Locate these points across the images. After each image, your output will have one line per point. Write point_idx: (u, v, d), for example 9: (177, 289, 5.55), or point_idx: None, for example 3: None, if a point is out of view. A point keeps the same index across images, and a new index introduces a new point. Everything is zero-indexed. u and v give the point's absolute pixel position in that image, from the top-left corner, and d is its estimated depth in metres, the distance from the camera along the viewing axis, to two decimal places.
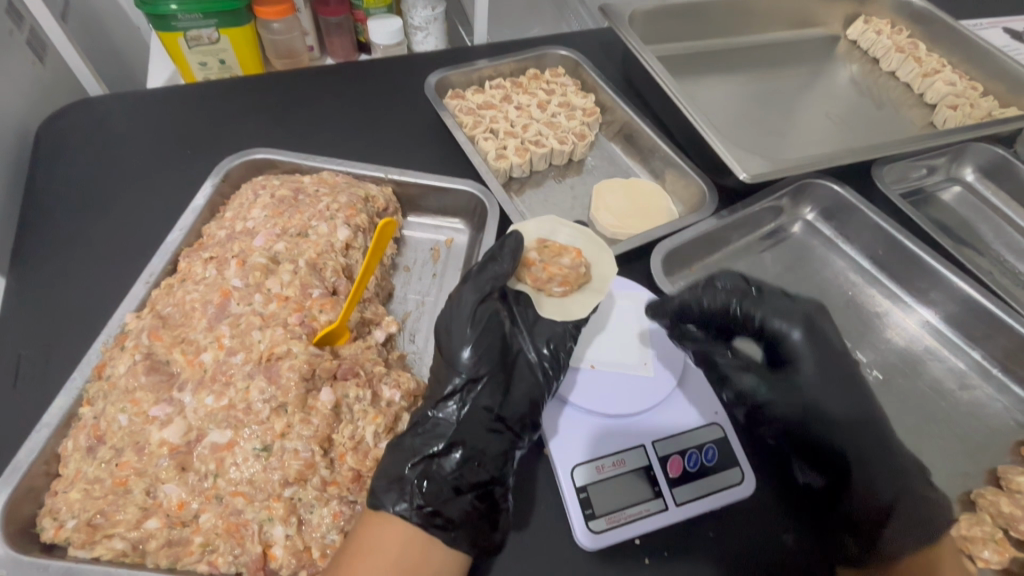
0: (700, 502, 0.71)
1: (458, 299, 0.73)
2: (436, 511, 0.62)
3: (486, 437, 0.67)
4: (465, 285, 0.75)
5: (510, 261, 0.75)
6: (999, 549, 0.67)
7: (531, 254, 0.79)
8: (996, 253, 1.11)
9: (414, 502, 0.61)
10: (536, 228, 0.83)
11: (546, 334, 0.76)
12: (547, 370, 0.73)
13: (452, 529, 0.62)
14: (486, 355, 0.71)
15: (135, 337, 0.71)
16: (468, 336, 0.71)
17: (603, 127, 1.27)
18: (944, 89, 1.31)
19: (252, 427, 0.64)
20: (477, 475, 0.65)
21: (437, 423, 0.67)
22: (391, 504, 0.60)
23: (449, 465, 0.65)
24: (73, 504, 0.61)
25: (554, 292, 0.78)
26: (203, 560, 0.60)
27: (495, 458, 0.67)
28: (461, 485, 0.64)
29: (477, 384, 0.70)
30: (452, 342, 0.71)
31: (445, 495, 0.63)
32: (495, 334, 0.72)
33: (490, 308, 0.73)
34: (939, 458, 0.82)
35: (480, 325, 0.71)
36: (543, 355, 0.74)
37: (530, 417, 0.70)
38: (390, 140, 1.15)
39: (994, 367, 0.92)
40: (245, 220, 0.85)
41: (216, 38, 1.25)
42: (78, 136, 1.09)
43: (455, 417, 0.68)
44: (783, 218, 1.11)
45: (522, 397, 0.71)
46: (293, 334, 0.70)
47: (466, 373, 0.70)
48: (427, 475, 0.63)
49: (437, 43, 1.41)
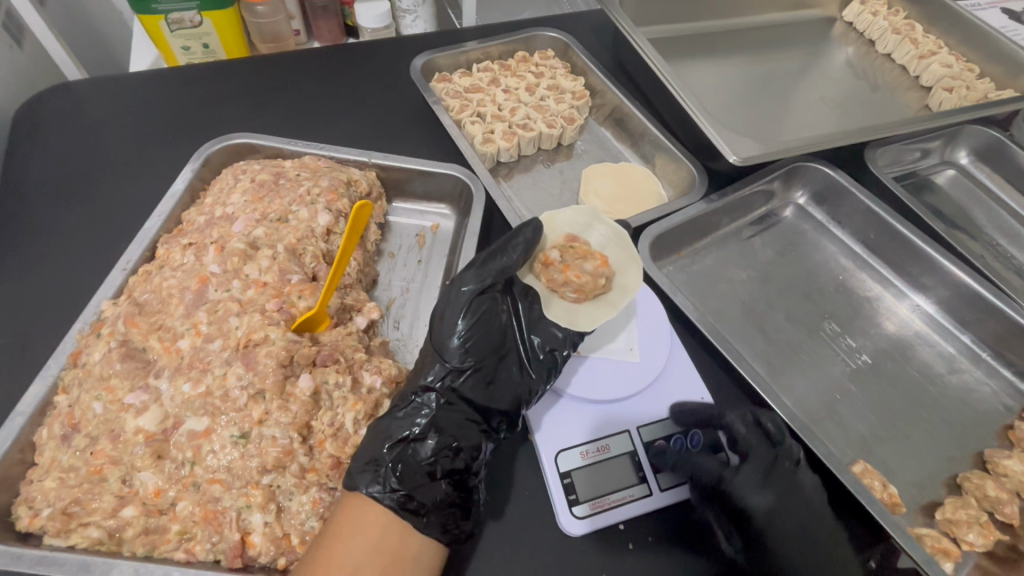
0: (684, 487, 0.71)
1: (457, 284, 0.70)
2: (409, 496, 0.60)
3: (464, 427, 0.66)
4: (468, 271, 0.70)
5: (520, 257, 0.71)
6: (984, 532, 0.70)
7: (553, 254, 0.76)
8: (988, 237, 1.11)
9: (388, 484, 0.59)
10: (566, 224, 0.81)
11: (542, 335, 0.74)
12: (537, 367, 0.72)
13: (425, 515, 0.60)
14: (477, 346, 0.68)
15: (111, 324, 0.70)
16: (459, 325, 0.67)
17: (593, 110, 1.25)
18: (940, 71, 1.29)
19: (229, 414, 0.63)
20: (452, 463, 0.64)
21: (416, 409, 0.66)
22: (364, 484, 0.59)
23: (425, 450, 0.63)
24: (48, 493, 0.61)
25: (566, 296, 0.76)
26: (180, 548, 0.59)
27: (470, 448, 0.65)
28: (435, 472, 0.63)
29: (461, 374, 0.67)
30: (442, 329, 0.68)
31: (418, 479, 0.61)
32: (490, 326, 0.69)
33: (490, 298, 0.70)
34: (927, 441, 0.82)
35: (475, 315, 0.68)
36: (533, 355, 0.73)
37: (511, 414, 0.69)
38: (375, 124, 1.13)
39: (983, 351, 0.92)
40: (225, 206, 0.83)
41: (198, 21, 1.21)
42: (55, 121, 1.07)
43: (435, 406, 0.66)
44: (774, 202, 1.10)
45: (506, 393, 0.69)
46: (270, 320, 0.69)
47: (453, 362, 0.67)
48: (402, 458, 0.61)
49: (426, 27, 1.38)
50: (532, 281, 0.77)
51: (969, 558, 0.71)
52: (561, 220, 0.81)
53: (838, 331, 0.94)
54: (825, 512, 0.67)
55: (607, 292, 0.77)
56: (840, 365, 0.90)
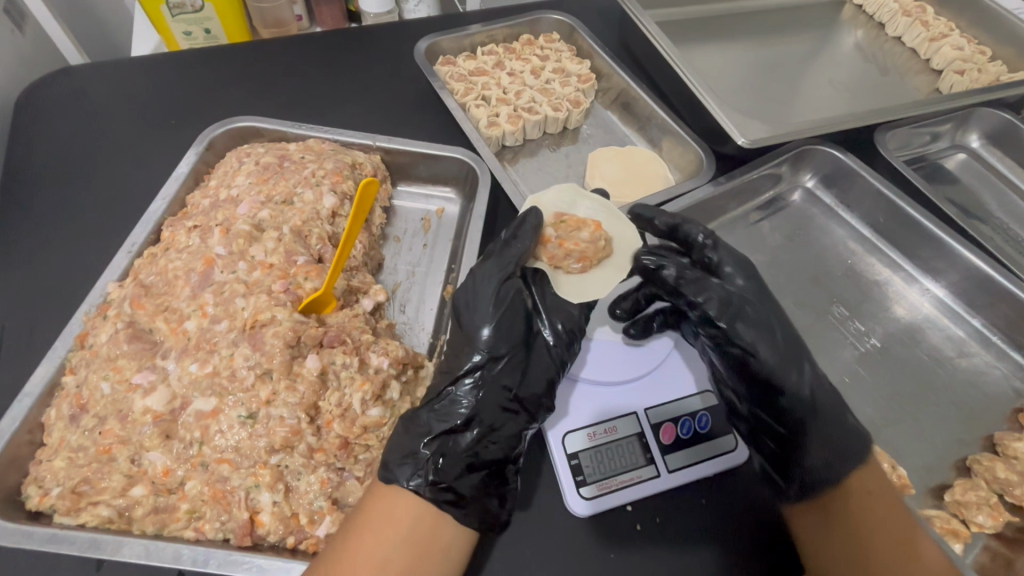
0: (692, 469, 0.71)
1: (480, 276, 0.70)
2: (447, 487, 0.60)
3: (501, 416, 0.65)
4: (489, 262, 0.71)
5: (532, 241, 0.71)
6: (993, 513, 0.70)
7: (547, 231, 0.76)
8: (999, 221, 1.09)
9: (429, 478, 0.59)
10: (552, 203, 0.79)
11: (562, 316, 0.71)
12: (566, 350, 0.70)
13: (465, 506, 0.60)
14: (507, 334, 0.67)
15: (117, 306, 0.70)
16: (489, 313, 0.67)
17: (599, 94, 1.23)
18: (951, 53, 1.27)
19: (236, 394, 0.63)
20: (493, 452, 0.63)
21: (453, 401, 0.65)
22: (405, 478, 0.59)
23: (464, 441, 0.63)
24: (57, 472, 0.61)
25: (571, 269, 0.74)
26: (190, 527, 0.59)
27: (508, 437, 0.65)
28: (475, 463, 0.62)
29: (496, 363, 0.67)
30: (472, 319, 0.68)
31: (458, 471, 0.61)
32: (520, 312, 0.68)
33: (515, 284, 0.69)
34: (936, 424, 0.82)
35: (503, 304, 0.68)
36: (558, 339, 0.70)
37: (546, 400, 0.67)
38: (379, 108, 1.12)
39: (994, 335, 0.91)
40: (229, 188, 0.83)
41: (200, 5, 1.20)
42: (58, 106, 1.06)
43: (471, 396, 0.65)
44: (782, 185, 1.08)
45: (538, 379, 0.68)
46: (277, 301, 0.68)
47: (486, 350, 0.67)
48: (443, 451, 0.62)
49: (429, 11, 1.36)
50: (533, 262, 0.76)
51: (979, 540, 0.71)
52: (546, 200, 0.81)
53: (847, 315, 0.93)
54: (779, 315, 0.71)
55: (610, 254, 0.76)
56: (849, 350, 0.89)
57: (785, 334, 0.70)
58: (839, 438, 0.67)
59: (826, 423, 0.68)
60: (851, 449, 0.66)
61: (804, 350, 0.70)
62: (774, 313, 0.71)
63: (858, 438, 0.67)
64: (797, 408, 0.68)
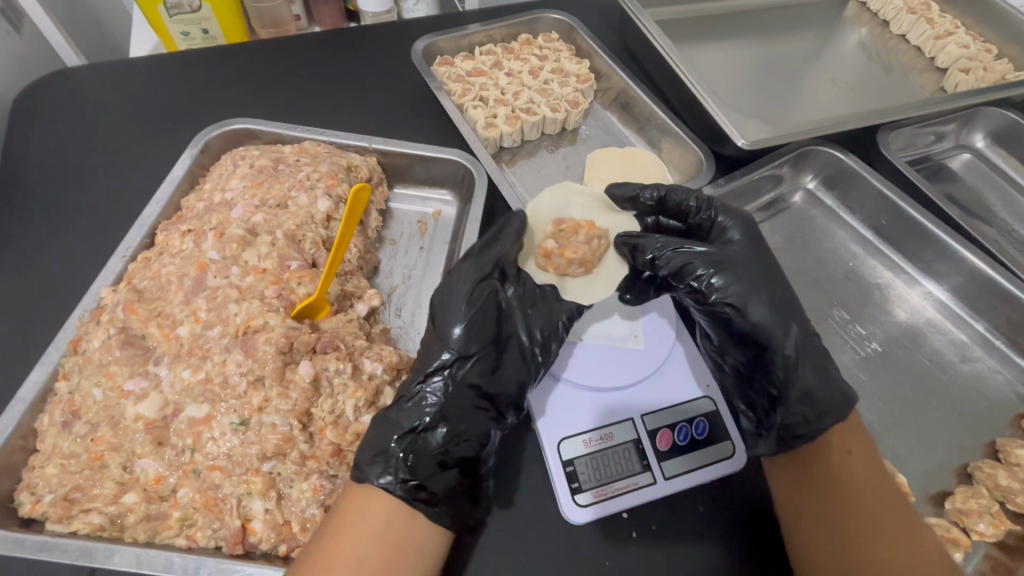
0: (689, 475, 0.70)
1: (455, 275, 0.68)
2: (420, 486, 0.60)
3: (471, 415, 0.65)
4: (465, 262, 0.69)
5: (512, 246, 0.70)
6: (994, 522, 0.69)
7: (547, 242, 0.77)
8: (1003, 223, 1.08)
9: (400, 475, 0.59)
10: (547, 211, 0.81)
11: (538, 316, 0.72)
12: (538, 351, 0.71)
13: (437, 504, 0.60)
14: (479, 333, 0.66)
15: (111, 311, 0.70)
16: (462, 313, 0.66)
17: (598, 94, 1.22)
18: (956, 51, 1.25)
19: (229, 401, 0.63)
20: (462, 450, 0.64)
21: (423, 398, 0.64)
22: (374, 476, 0.58)
23: (434, 439, 0.63)
24: (50, 479, 0.61)
25: (576, 274, 0.77)
26: (181, 534, 0.59)
27: (477, 435, 0.65)
28: (445, 460, 0.63)
29: (467, 362, 0.66)
30: (443, 317, 0.66)
31: (429, 468, 0.61)
32: (493, 313, 0.68)
33: (491, 286, 0.68)
34: (937, 430, 0.80)
35: (476, 305, 0.66)
36: (534, 341, 0.71)
37: (515, 400, 0.68)
38: (376, 110, 1.11)
39: (997, 339, 0.90)
40: (224, 192, 0.82)
41: (198, 6, 1.19)
42: (54, 108, 1.06)
43: (441, 395, 0.64)
44: (783, 187, 1.07)
45: (509, 378, 0.68)
46: (270, 307, 0.68)
47: (457, 349, 0.65)
48: (413, 449, 0.61)
49: (427, 9, 1.34)
50: (538, 274, 0.77)
51: (979, 548, 0.70)
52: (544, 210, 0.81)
53: (847, 318, 0.92)
54: (772, 272, 0.70)
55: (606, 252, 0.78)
56: (849, 354, 0.88)
57: (777, 288, 0.70)
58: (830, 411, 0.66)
59: (812, 379, 0.67)
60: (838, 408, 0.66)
61: (799, 309, 0.70)
62: (767, 267, 0.70)
63: (842, 398, 0.67)
64: (781, 361, 0.67)
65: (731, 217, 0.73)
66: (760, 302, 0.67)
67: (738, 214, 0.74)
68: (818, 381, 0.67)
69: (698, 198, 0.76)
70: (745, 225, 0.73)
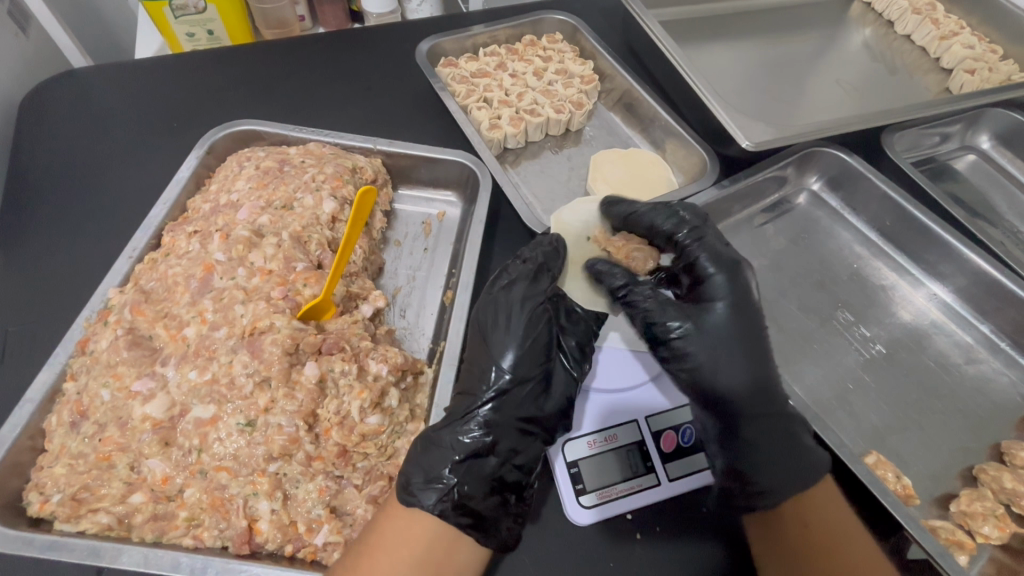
0: (694, 477, 0.70)
1: (513, 298, 0.71)
2: (471, 511, 0.59)
3: (523, 439, 0.65)
4: (520, 284, 0.72)
5: (561, 265, 0.77)
6: (999, 524, 0.69)
7: (623, 247, 0.82)
8: (1008, 224, 1.07)
9: (454, 501, 0.59)
10: (574, 225, 0.89)
11: (577, 337, 0.74)
12: (582, 367, 0.71)
13: (486, 529, 0.60)
14: (533, 357, 0.68)
15: (117, 312, 0.70)
16: (517, 338, 0.68)
17: (603, 95, 1.22)
18: (962, 52, 1.24)
19: (235, 402, 0.63)
20: (515, 475, 0.63)
21: (476, 423, 0.64)
22: (427, 502, 0.58)
23: (488, 465, 0.63)
24: (58, 479, 0.61)
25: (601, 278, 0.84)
26: (188, 534, 0.60)
27: (530, 460, 0.65)
28: (498, 485, 0.62)
29: (523, 386, 0.67)
30: (496, 342, 0.69)
31: (482, 494, 0.61)
32: (546, 336, 0.69)
33: (544, 310, 0.71)
34: (942, 433, 0.80)
35: (533, 329, 0.69)
36: (576, 359, 0.71)
37: (565, 420, 0.68)
38: (380, 111, 1.11)
39: (1002, 341, 0.90)
40: (230, 193, 0.83)
41: (203, 7, 1.19)
42: (61, 109, 1.06)
43: (494, 422, 0.64)
44: (787, 188, 1.07)
45: (560, 400, 0.68)
46: (276, 308, 0.68)
47: (512, 373, 0.67)
48: (468, 476, 0.61)
49: (432, 10, 1.34)
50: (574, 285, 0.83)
51: (984, 551, 0.70)
52: (571, 220, 0.89)
53: (852, 320, 0.92)
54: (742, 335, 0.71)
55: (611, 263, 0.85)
56: (854, 355, 0.88)
57: (748, 349, 0.71)
58: (784, 475, 0.66)
59: (770, 452, 0.68)
60: (795, 472, 0.66)
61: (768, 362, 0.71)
62: (743, 329, 0.71)
63: (806, 465, 0.66)
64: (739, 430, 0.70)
65: (720, 267, 0.72)
66: (720, 370, 0.70)
67: (727, 257, 0.73)
68: (775, 454, 0.67)
69: (689, 238, 0.74)
70: (740, 283, 0.72)
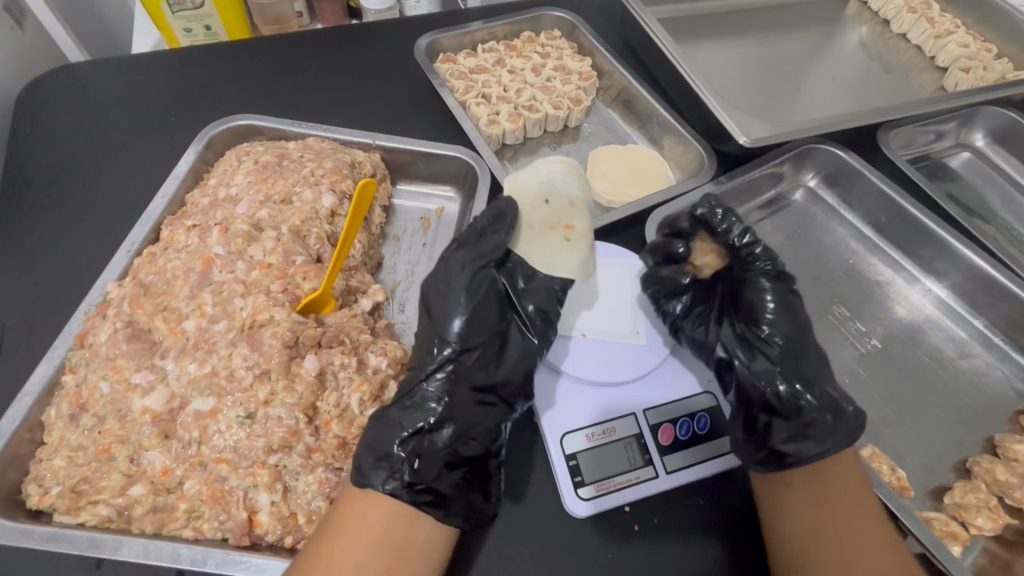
0: (690, 469, 0.70)
1: (454, 266, 0.69)
2: (426, 488, 0.60)
3: (475, 410, 0.65)
4: (460, 252, 0.70)
5: (505, 229, 0.72)
6: (992, 515, 0.70)
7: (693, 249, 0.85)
8: (1003, 221, 1.09)
9: (406, 479, 0.59)
10: (531, 187, 0.78)
11: (535, 301, 0.73)
12: (541, 332, 0.72)
13: (446, 506, 0.60)
14: (479, 325, 0.67)
15: (116, 305, 0.70)
16: (460, 307, 0.67)
17: (600, 92, 1.22)
18: (956, 51, 1.25)
19: (235, 394, 0.63)
20: (470, 448, 0.63)
21: (424, 398, 0.64)
22: (379, 482, 0.58)
23: (440, 439, 0.62)
24: (58, 471, 0.61)
25: (562, 245, 0.76)
26: (188, 526, 0.60)
27: (485, 431, 0.64)
28: (454, 460, 0.62)
29: (467, 355, 0.66)
30: (441, 314, 0.67)
31: (437, 470, 0.61)
32: (492, 302, 0.68)
33: (487, 276, 0.69)
34: (936, 426, 0.81)
35: (476, 296, 0.67)
36: (532, 324, 0.72)
37: (522, 388, 0.68)
38: (378, 107, 1.11)
39: (996, 336, 0.90)
40: (229, 187, 0.83)
41: (200, 3, 1.19)
42: (57, 104, 1.06)
43: (441, 396, 0.64)
44: (783, 184, 1.07)
45: (515, 367, 0.68)
46: (275, 301, 0.68)
47: (456, 343, 0.66)
48: (419, 451, 0.61)
49: (430, 7, 1.34)
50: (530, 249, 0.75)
51: (978, 542, 0.71)
52: (527, 181, 0.79)
53: (848, 315, 0.93)
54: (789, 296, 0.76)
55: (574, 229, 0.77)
56: (850, 350, 0.88)
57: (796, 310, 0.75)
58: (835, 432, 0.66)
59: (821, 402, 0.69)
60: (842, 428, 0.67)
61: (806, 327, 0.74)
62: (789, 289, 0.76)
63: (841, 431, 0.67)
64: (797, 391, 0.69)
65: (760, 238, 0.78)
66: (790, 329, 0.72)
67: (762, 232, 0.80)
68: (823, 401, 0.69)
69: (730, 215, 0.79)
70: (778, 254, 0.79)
